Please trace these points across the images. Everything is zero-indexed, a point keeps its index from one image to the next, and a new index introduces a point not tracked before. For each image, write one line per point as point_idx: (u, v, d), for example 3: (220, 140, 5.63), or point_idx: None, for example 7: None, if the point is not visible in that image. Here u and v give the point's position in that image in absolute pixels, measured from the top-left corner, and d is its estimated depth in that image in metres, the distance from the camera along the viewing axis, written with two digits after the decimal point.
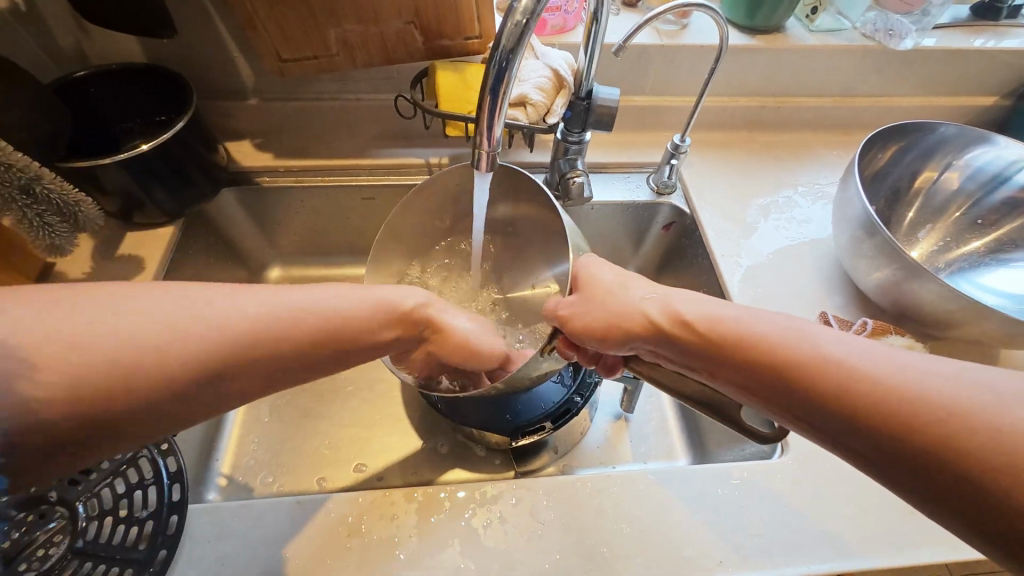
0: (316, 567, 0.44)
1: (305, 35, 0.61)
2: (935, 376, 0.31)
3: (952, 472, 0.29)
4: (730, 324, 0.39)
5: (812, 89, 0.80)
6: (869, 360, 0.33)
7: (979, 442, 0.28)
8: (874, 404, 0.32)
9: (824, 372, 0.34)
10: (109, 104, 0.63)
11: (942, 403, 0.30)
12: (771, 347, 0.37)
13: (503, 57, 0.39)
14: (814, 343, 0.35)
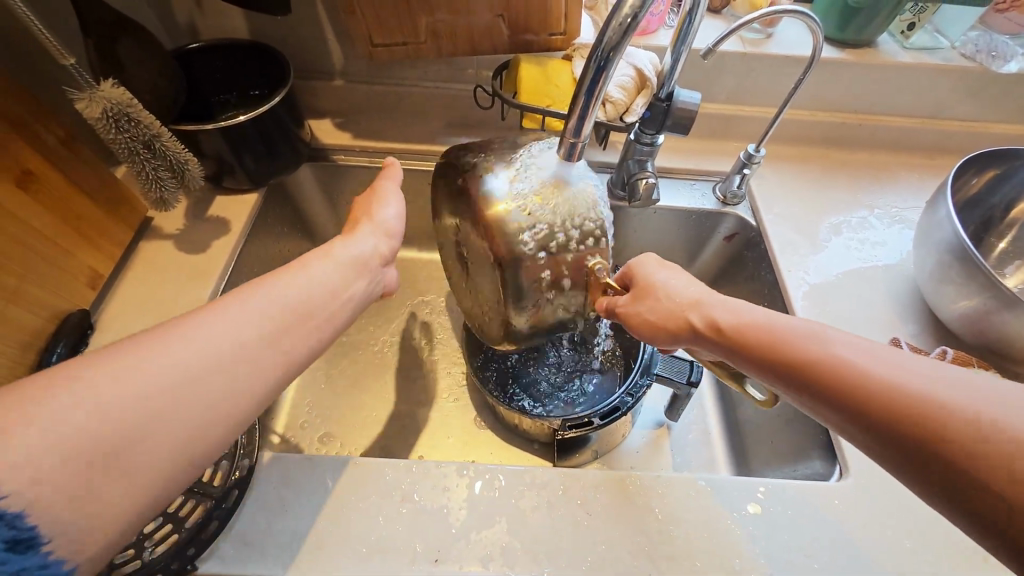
0: (369, 525, 0.46)
1: (398, 22, 0.64)
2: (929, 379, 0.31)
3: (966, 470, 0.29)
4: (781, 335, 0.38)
5: (899, 108, 0.77)
6: (892, 366, 0.33)
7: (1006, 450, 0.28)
8: (889, 405, 0.32)
9: (838, 373, 0.34)
10: (209, 78, 0.68)
11: (928, 404, 0.30)
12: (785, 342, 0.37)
13: (603, 54, 0.39)
14: (824, 344, 0.36)
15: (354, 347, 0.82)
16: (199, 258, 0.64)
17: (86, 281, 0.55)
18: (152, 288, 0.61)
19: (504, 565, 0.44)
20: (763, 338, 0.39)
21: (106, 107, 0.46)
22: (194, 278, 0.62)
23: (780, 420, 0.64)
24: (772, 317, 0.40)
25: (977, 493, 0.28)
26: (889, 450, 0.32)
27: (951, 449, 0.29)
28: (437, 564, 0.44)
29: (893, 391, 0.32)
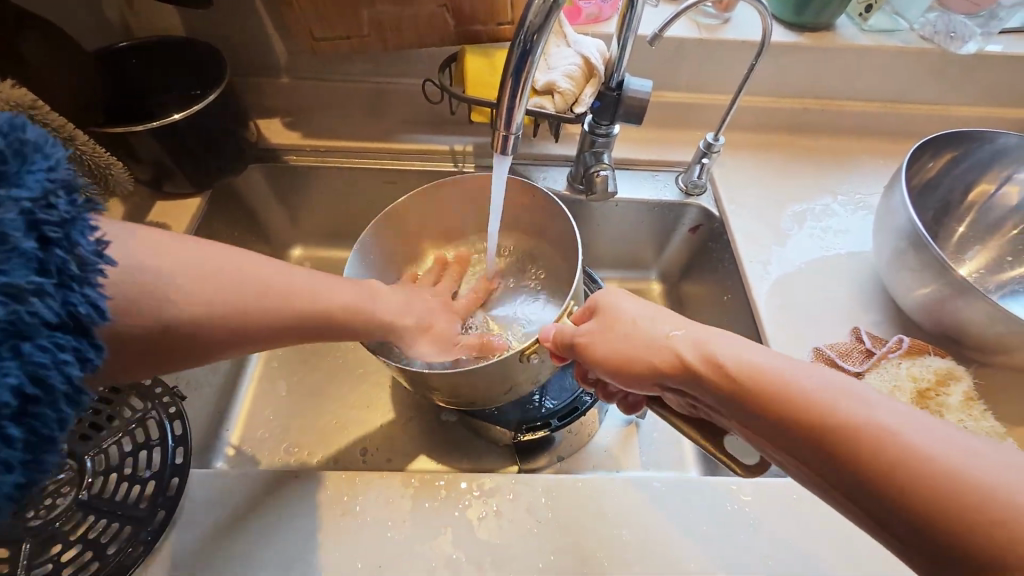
0: (308, 543, 0.44)
1: (338, 15, 0.61)
2: (958, 454, 0.28)
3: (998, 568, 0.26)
4: (762, 375, 0.34)
5: (860, 92, 0.76)
6: (918, 439, 0.29)
7: None
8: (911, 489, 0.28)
9: (854, 446, 0.30)
10: (144, 77, 0.65)
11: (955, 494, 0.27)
12: (800, 406, 0.32)
13: (528, 38, 0.38)
14: (849, 407, 0.31)
15: (313, 354, 0.79)
16: None
17: None
18: None
19: None
20: (775, 399, 0.33)
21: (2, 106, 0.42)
22: None
23: None
24: (785, 366, 0.34)
25: None
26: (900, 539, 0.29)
27: (979, 546, 0.26)
28: None
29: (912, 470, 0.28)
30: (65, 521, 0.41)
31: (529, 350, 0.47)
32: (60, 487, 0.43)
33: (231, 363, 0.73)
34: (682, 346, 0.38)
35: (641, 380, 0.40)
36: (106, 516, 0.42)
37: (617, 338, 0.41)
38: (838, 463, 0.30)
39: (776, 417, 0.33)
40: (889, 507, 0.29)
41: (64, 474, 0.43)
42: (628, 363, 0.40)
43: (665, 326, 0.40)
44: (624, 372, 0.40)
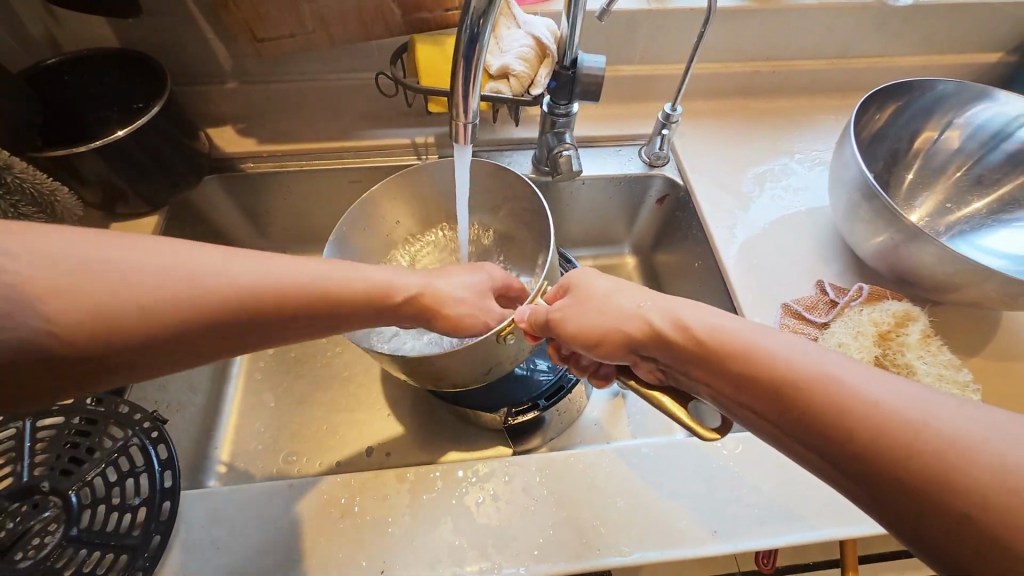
0: (308, 548, 0.44)
1: (278, 12, 0.59)
2: (915, 402, 0.28)
3: (956, 512, 0.25)
4: (728, 337, 0.35)
5: (807, 51, 0.77)
6: (877, 390, 0.29)
7: (993, 488, 0.24)
8: (864, 436, 0.28)
9: (811, 399, 0.30)
10: (81, 95, 0.62)
11: (909, 437, 0.27)
12: (760, 364, 0.33)
13: (474, 22, 0.37)
14: (808, 361, 0.32)
15: (295, 363, 0.78)
16: None
17: None
18: None
19: (453, 564, 0.43)
20: (737, 359, 0.34)
21: None
22: None
23: None
24: (749, 329, 0.35)
25: (958, 540, 0.25)
26: (863, 492, 0.28)
27: (935, 489, 0.25)
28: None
29: (868, 416, 0.28)
30: (58, 558, 0.41)
31: (505, 330, 0.45)
32: (47, 525, 0.42)
33: (212, 380, 0.72)
34: (654, 316, 0.39)
35: (613, 350, 0.41)
36: (100, 547, 0.42)
37: (594, 309, 0.42)
38: (797, 418, 0.31)
39: (740, 373, 0.34)
40: (847, 458, 0.29)
41: (50, 512, 0.43)
42: (598, 331, 0.41)
43: (639, 298, 0.41)
44: (598, 344, 0.41)
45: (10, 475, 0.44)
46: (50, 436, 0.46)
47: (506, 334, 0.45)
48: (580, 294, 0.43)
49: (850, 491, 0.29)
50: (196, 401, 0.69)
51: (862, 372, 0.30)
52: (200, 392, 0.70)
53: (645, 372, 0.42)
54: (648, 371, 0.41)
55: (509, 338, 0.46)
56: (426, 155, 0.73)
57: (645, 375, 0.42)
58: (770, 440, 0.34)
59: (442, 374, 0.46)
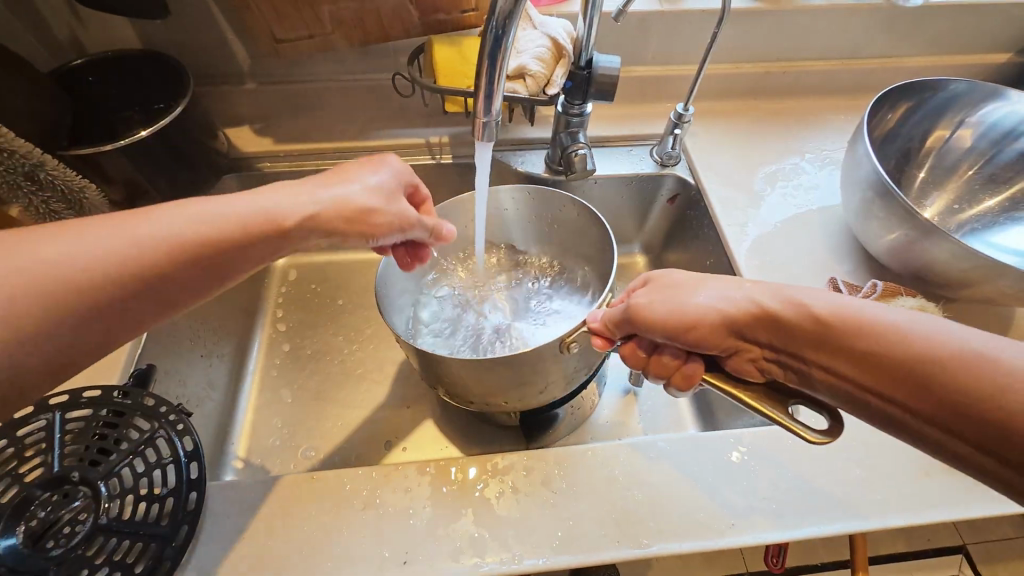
0: (331, 539, 0.45)
1: (298, 14, 0.60)
2: None
3: None
4: (846, 313, 0.36)
5: (818, 52, 0.78)
6: (1005, 354, 0.31)
7: None
8: (1002, 401, 0.30)
9: (944, 369, 0.32)
10: (104, 96, 0.63)
11: None
12: (889, 340, 0.34)
13: (500, 23, 0.38)
14: (932, 334, 0.33)
15: (310, 360, 0.79)
16: None
17: None
18: None
19: (474, 555, 0.44)
20: (863, 336, 0.35)
21: None
22: None
23: None
24: (865, 305, 0.36)
25: None
26: (1001, 456, 0.31)
27: None
28: (405, 566, 0.43)
29: (1006, 380, 0.30)
30: (88, 546, 0.42)
31: (569, 339, 0.47)
32: (77, 514, 0.43)
33: (228, 377, 0.73)
34: (758, 297, 0.39)
35: (713, 338, 0.40)
36: (128, 536, 0.43)
37: (684, 295, 0.41)
38: (932, 391, 0.32)
39: (868, 352, 0.35)
40: (987, 425, 0.30)
41: (79, 501, 0.44)
42: (697, 321, 0.40)
43: (736, 283, 0.41)
44: (694, 330, 0.40)
45: (40, 465, 0.45)
46: (78, 427, 0.47)
47: (569, 344, 0.47)
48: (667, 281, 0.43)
49: (981, 459, 0.32)
50: (213, 396, 0.70)
51: (983, 338, 0.32)
52: (218, 388, 0.71)
53: (740, 361, 0.41)
54: (742, 360, 0.41)
55: (572, 347, 0.48)
56: (440, 155, 0.74)
57: (736, 365, 0.42)
58: (893, 416, 0.35)
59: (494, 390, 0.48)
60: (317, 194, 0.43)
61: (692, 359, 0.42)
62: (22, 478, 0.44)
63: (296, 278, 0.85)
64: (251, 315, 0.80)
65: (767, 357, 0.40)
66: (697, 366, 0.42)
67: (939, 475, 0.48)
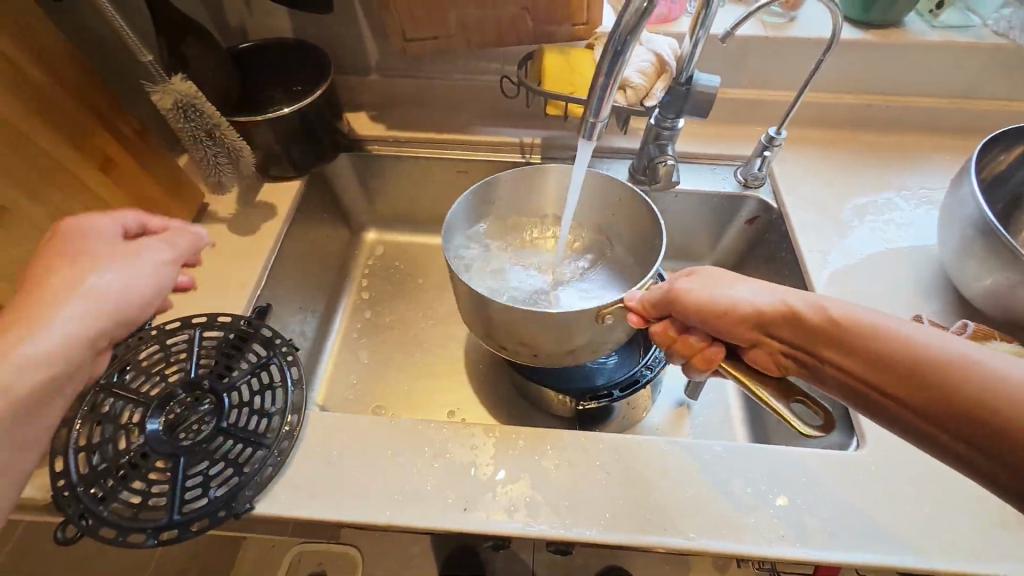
0: (404, 478, 0.50)
1: (429, 18, 0.68)
2: None
3: None
4: (862, 318, 0.39)
5: (928, 88, 0.76)
6: (1003, 369, 0.34)
7: None
8: (1011, 413, 0.32)
9: (943, 376, 0.35)
10: (257, 75, 0.74)
11: None
12: (899, 347, 0.37)
13: (621, 36, 0.43)
14: (939, 345, 0.36)
15: (386, 328, 0.86)
16: (251, 238, 0.70)
17: None
18: (211, 262, 0.67)
19: (528, 515, 0.48)
20: (873, 341, 0.38)
21: (176, 98, 0.54)
22: (247, 257, 0.68)
23: None
24: (885, 316, 0.39)
25: None
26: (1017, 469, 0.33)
27: None
28: (466, 512, 0.48)
29: (1003, 391, 0.33)
30: (210, 443, 0.50)
31: (605, 310, 0.49)
32: (204, 416, 0.51)
33: (316, 331, 0.82)
34: (788, 298, 0.42)
35: (737, 329, 0.43)
36: (240, 441, 0.50)
37: (718, 287, 0.44)
38: (940, 397, 0.35)
39: (871, 356, 0.38)
40: (990, 431, 0.33)
41: (207, 406, 0.52)
42: (729, 311, 0.42)
43: (767, 283, 0.44)
44: (722, 318, 0.43)
45: (181, 370, 0.54)
46: (214, 345, 0.56)
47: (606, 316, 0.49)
48: (707, 272, 0.45)
49: (993, 464, 0.34)
50: (304, 345, 0.79)
51: (988, 355, 0.35)
52: (308, 339, 0.80)
53: (759, 353, 0.44)
54: (760, 353, 0.44)
55: (607, 318, 0.50)
56: (531, 155, 0.79)
57: (756, 357, 0.44)
58: (891, 416, 0.38)
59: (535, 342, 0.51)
60: (52, 332, 0.41)
61: (716, 344, 0.45)
62: (167, 378, 0.53)
63: (382, 253, 0.94)
64: (340, 279, 0.89)
65: (783, 351, 0.43)
66: (720, 352, 0.45)
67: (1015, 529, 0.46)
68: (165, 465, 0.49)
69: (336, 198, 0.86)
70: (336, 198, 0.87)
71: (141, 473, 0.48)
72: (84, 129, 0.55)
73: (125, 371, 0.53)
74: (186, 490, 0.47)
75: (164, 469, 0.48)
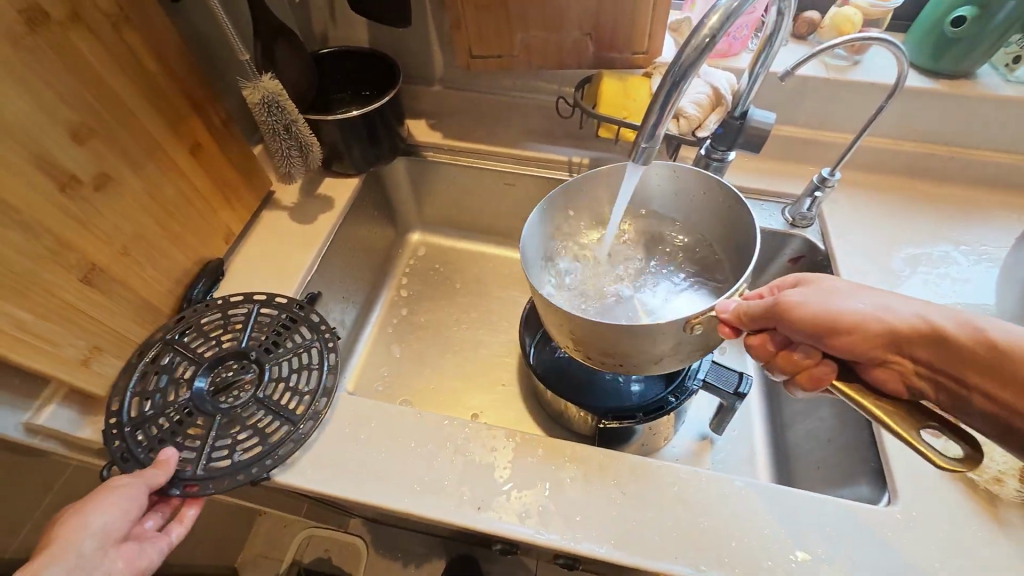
0: (424, 470, 0.52)
1: (495, 37, 0.72)
2: None
3: None
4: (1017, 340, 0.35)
5: (997, 142, 0.74)
6: None
7: None
8: None
9: None
10: (332, 79, 0.80)
11: None
12: None
13: (681, 68, 0.44)
14: None
15: (420, 326, 0.89)
16: (307, 227, 0.75)
17: (221, 235, 0.68)
18: (269, 245, 0.73)
19: (539, 523, 0.48)
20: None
21: (264, 94, 0.58)
22: (302, 244, 0.73)
23: (829, 445, 0.62)
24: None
25: None
26: None
27: None
28: (479, 510, 0.49)
29: None
30: (245, 410, 0.54)
31: (695, 320, 0.42)
32: (245, 383, 0.56)
33: (354, 321, 0.86)
34: (921, 314, 0.38)
35: (869, 347, 0.38)
36: (270, 414, 0.54)
37: (839, 300, 0.39)
38: None
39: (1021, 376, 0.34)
40: None
41: (249, 374, 0.56)
42: (861, 325, 0.38)
43: (890, 296, 0.40)
44: (854, 333, 0.38)
45: (233, 338, 0.59)
46: (267, 320, 0.61)
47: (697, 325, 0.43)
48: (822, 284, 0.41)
49: None
50: (342, 333, 0.83)
51: None
52: (346, 327, 0.84)
53: (886, 374, 0.39)
54: (884, 375, 0.39)
55: (696, 328, 0.43)
56: (577, 173, 0.81)
57: (880, 378, 0.39)
58: None
59: (601, 345, 0.46)
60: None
61: (826, 361, 0.40)
62: (221, 344, 0.58)
63: (424, 254, 0.98)
64: (382, 275, 0.93)
65: (917, 373, 0.38)
66: (830, 370, 0.40)
67: None
68: (203, 422, 0.52)
69: (387, 197, 0.91)
70: (387, 197, 0.91)
71: (177, 426, 0.52)
72: (183, 114, 0.61)
73: (185, 331, 0.59)
74: (214, 448, 0.51)
75: (201, 428, 0.52)
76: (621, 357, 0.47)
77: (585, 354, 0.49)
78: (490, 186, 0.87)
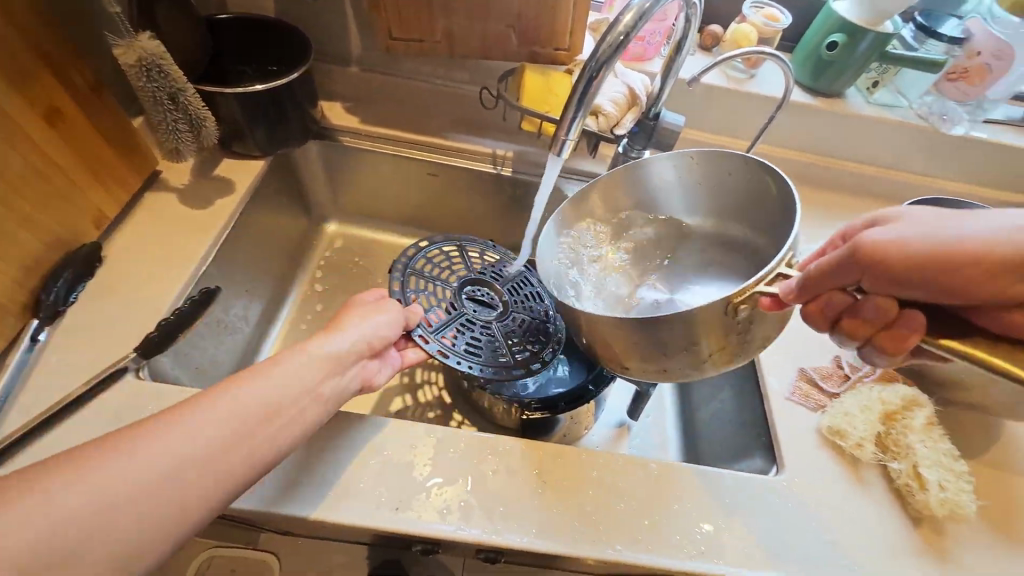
0: (338, 475, 0.48)
1: (416, 21, 0.69)
2: None
3: None
4: None
5: (862, 155, 0.85)
6: None
7: None
8: None
9: None
10: (232, 49, 0.72)
11: None
12: None
13: (598, 63, 0.45)
14: None
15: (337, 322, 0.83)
16: (203, 213, 0.67)
17: (90, 218, 0.59)
18: (152, 231, 0.64)
19: (461, 518, 0.47)
20: None
21: (141, 55, 0.51)
22: (193, 231, 0.65)
23: (728, 423, 0.69)
24: None
25: None
26: None
27: None
28: (398, 511, 0.47)
29: None
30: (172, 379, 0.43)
31: (737, 299, 0.40)
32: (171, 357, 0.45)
33: (261, 317, 0.79)
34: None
35: (973, 274, 0.34)
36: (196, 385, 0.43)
37: (915, 229, 0.37)
38: None
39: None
40: None
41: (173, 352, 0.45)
42: (952, 250, 0.35)
43: (981, 216, 0.37)
44: (949, 260, 0.35)
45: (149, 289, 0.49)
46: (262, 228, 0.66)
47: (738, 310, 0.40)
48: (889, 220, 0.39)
49: None
50: (245, 332, 0.75)
51: None
52: (250, 325, 0.77)
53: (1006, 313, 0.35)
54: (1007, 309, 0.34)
55: (741, 309, 0.41)
56: (502, 166, 0.81)
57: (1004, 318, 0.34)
58: None
59: (650, 351, 0.45)
60: None
61: (915, 312, 0.36)
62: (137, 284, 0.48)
63: (342, 246, 0.92)
64: (294, 267, 0.86)
65: None
66: (920, 324, 0.35)
67: (903, 557, 0.50)
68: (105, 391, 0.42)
69: (299, 184, 0.84)
70: (299, 183, 0.84)
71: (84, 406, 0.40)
72: (41, 79, 0.52)
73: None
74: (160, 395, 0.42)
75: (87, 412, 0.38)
76: (662, 364, 0.46)
77: (636, 364, 0.47)
78: (413, 177, 0.84)
